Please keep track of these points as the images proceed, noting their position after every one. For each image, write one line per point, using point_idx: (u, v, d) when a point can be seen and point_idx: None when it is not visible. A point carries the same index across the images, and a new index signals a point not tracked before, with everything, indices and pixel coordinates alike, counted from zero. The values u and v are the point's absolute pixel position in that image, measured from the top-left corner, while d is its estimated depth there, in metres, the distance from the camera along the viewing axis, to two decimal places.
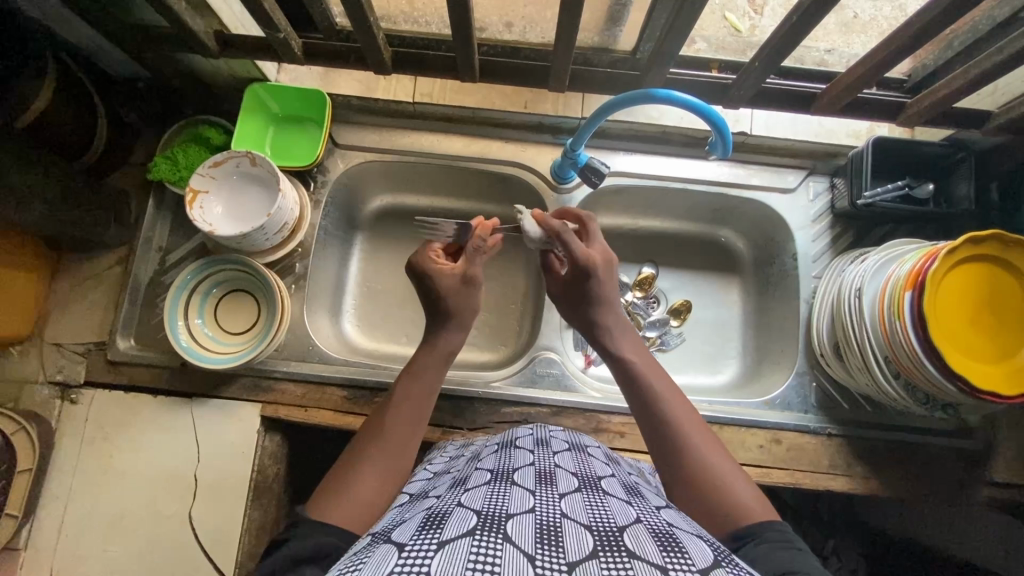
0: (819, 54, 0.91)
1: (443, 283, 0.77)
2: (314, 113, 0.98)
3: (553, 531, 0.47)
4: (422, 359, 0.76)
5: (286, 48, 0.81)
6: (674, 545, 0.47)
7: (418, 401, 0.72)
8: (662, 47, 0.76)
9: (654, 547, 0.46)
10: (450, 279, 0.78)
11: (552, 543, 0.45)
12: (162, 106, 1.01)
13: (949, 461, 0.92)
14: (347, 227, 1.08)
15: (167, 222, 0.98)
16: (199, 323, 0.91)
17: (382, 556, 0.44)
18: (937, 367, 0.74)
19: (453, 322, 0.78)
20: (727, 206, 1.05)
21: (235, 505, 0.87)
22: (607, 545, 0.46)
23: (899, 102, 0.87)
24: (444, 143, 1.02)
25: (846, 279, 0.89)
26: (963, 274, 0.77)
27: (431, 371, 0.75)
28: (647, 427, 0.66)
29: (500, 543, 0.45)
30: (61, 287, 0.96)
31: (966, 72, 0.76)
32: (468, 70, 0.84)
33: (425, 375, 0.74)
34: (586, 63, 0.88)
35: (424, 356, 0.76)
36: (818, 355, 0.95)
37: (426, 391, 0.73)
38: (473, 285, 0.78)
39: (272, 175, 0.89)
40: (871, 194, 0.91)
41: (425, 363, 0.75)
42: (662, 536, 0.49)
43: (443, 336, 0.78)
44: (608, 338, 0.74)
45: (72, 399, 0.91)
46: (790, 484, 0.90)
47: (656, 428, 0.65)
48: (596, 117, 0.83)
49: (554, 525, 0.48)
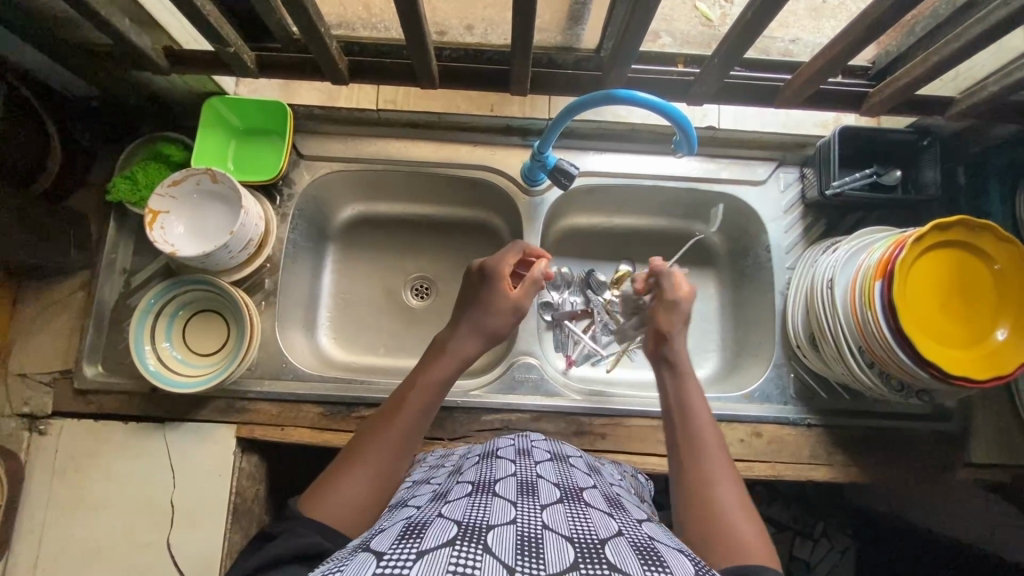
0: (784, 44, 0.90)
1: (499, 301, 0.79)
2: (275, 124, 0.96)
3: (534, 543, 0.46)
4: (436, 364, 0.73)
5: (238, 61, 0.79)
6: (656, 558, 0.47)
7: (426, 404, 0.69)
8: (622, 47, 0.75)
9: (635, 560, 0.46)
10: (508, 300, 0.79)
11: (532, 555, 0.45)
12: (119, 125, 0.98)
13: (929, 445, 0.93)
14: (319, 239, 1.06)
15: (130, 243, 0.96)
16: (167, 346, 0.89)
17: (359, 563, 0.43)
18: (910, 356, 0.75)
19: (469, 331, 0.76)
20: (700, 201, 1.05)
21: (214, 529, 0.86)
22: (588, 557, 0.45)
23: (862, 91, 0.87)
24: (411, 149, 1.00)
25: (818, 270, 0.89)
26: (933, 261, 0.78)
27: (445, 377, 0.72)
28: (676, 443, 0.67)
29: (480, 554, 0.44)
30: (23, 316, 0.93)
31: (926, 59, 0.76)
32: (428, 76, 0.83)
33: (439, 381, 0.71)
34: (549, 64, 0.86)
35: (442, 361, 0.73)
36: (795, 346, 0.95)
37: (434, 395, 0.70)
38: (518, 314, 0.80)
39: (234, 192, 0.87)
40: (839, 183, 0.91)
41: (441, 365, 0.73)
42: (644, 549, 0.48)
43: (454, 342, 0.75)
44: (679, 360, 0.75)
45: (41, 430, 0.89)
46: (772, 476, 0.91)
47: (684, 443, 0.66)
48: (560, 119, 0.82)
49: (535, 537, 0.48)
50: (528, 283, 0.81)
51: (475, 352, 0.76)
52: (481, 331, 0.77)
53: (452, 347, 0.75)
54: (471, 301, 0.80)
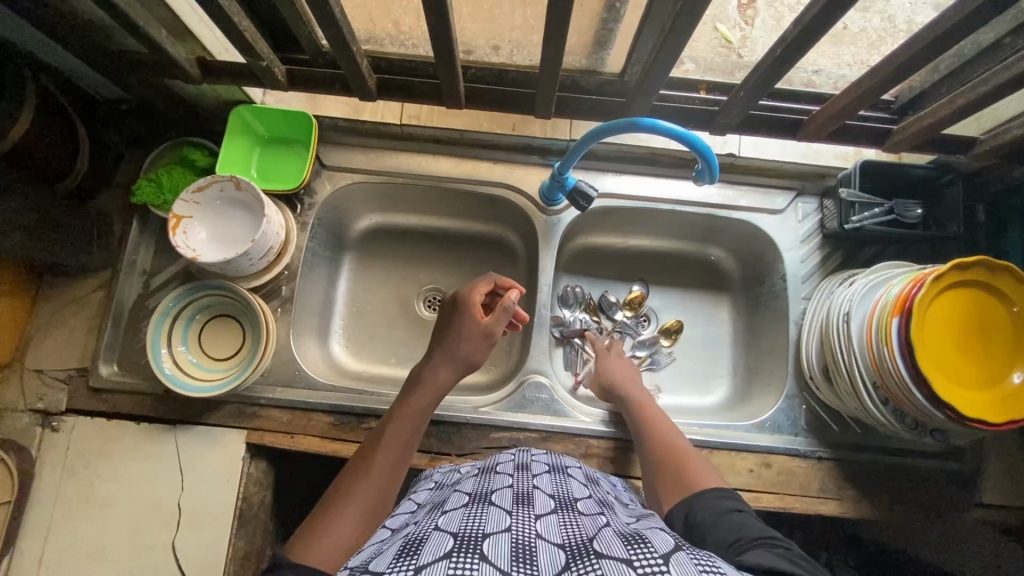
0: (806, 74, 0.89)
1: (469, 328, 0.80)
2: (299, 133, 0.98)
3: (528, 550, 0.46)
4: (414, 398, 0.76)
5: (268, 75, 0.80)
6: (640, 539, 0.48)
7: (405, 439, 0.72)
8: (650, 74, 0.76)
9: (619, 546, 0.47)
10: (478, 326, 0.80)
11: (526, 560, 0.45)
12: (147, 128, 1.00)
13: (940, 484, 0.92)
14: (336, 248, 1.07)
15: (151, 245, 0.97)
16: (183, 350, 0.90)
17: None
18: (925, 395, 0.74)
19: (443, 359, 0.79)
20: (717, 226, 1.05)
21: (220, 534, 0.86)
22: (578, 556, 0.46)
23: (886, 127, 0.88)
24: (432, 164, 1.01)
25: (835, 302, 0.89)
26: (950, 302, 0.77)
27: (421, 410, 0.75)
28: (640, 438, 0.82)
29: (477, 562, 0.43)
30: (43, 312, 0.94)
31: (952, 100, 0.76)
32: (454, 96, 0.84)
33: (417, 414, 0.75)
34: (573, 87, 0.87)
35: (417, 393, 0.76)
36: (808, 377, 0.95)
37: (415, 429, 0.74)
38: (491, 341, 0.81)
39: (257, 199, 0.89)
40: (858, 218, 0.91)
41: (414, 398, 0.76)
42: (630, 536, 0.49)
43: (429, 372, 0.78)
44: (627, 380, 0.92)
45: (54, 427, 0.90)
46: (780, 508, 0.90)
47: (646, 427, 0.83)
48: (583, 143, 0.83)
49: (529, 544, 0.48)
50: (498, 310, 0.81)
51: (450, 378, 0.78)
52: (456, 358, 0.79)
53: (427, 378, 0.78)
54: (448, 329, 0.81)
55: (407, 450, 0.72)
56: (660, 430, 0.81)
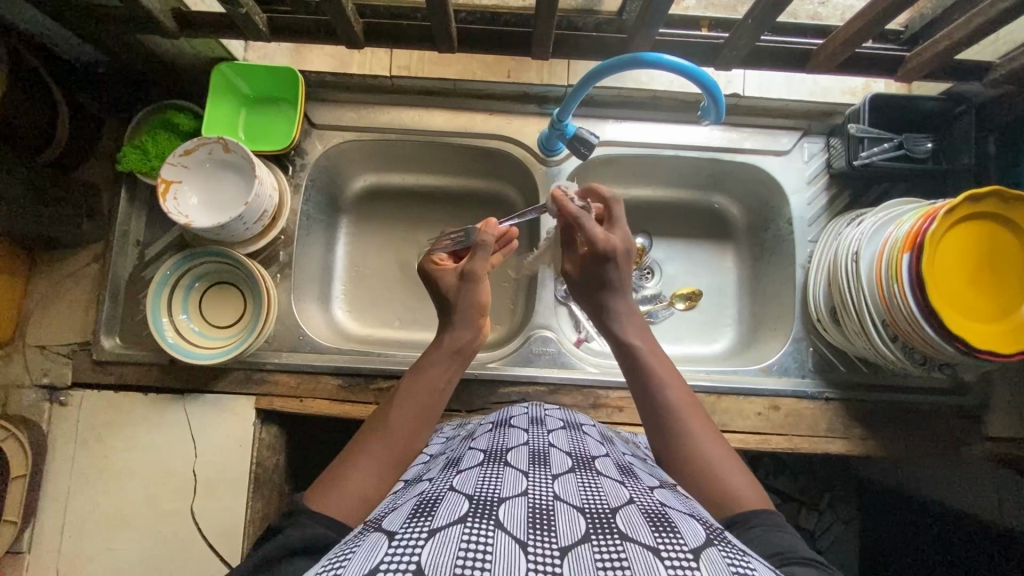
0: (813, 7, 0.88)
1: (443, 282, 0.77)
2: (286, 92, 0.94)
3: (546, 515, 0.46)
4: (430, 356, 0.73)
5: (249, 24, 0.76)
6: (667, 525, 0.46)
7: (427, 395, 0.69)
8: (649, 8, 0.72)
9: (646, 529, 0.45)
10: (448, 278, 0.77)
11: (543, 528, 0.44)
12: (128, 93, 0.96)
13: (948, 418, 0.93)
14: (332, 211, 1.05)
15: (142, 214, 0.94)
16: (184, 319, 0.89)
17: (370, 547, 0.42)
18: (936, 330, 0.73)
19: (448, 319, 0.75)
20: (721, 171, 1.02)
21: (236, 498, 0.87)
22: (600, 529, 0.45)
23: (897, 57, 0.84)
24: (426, 117, 0.98)
25: (842, 242, 0.87)
26: (960, 233, 0.76)
27: (442, 369, 0.72)
28: (649, 422, 0.66)
29: (492, 530, 0.43)
30: (40, 287, 0.93)
31: (968, 22, 0.73)
32: (445, 39, 0.80)
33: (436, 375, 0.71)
34: (570, 27, 0.82)
35: (434, 353, 0.73)
36: (815, 321, 0.94)
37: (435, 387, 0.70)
38: (470, 278, 0.75)
39: (246, 160, 0.86)
40: (868, 153, 0.88)
41: (435, 359, 0.72)
42: (655, 516, 0.48)
43: (449, 332, 0.74)
44: (622, 317, 0.74)
45: (61, 401, 0.89)
46: (789, 449, 0.91)
47: (656, 409, 0.66)
48: (582, 85, 0.79)
49: (546, 509, 0.47)
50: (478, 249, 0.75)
51: (469, 330, 0.74)
52: (462, 317, 0.74)
53: (451, 339, 0.74)
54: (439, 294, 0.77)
55: (427, 412, 0.68)
56: (676, 404, 0.65)
